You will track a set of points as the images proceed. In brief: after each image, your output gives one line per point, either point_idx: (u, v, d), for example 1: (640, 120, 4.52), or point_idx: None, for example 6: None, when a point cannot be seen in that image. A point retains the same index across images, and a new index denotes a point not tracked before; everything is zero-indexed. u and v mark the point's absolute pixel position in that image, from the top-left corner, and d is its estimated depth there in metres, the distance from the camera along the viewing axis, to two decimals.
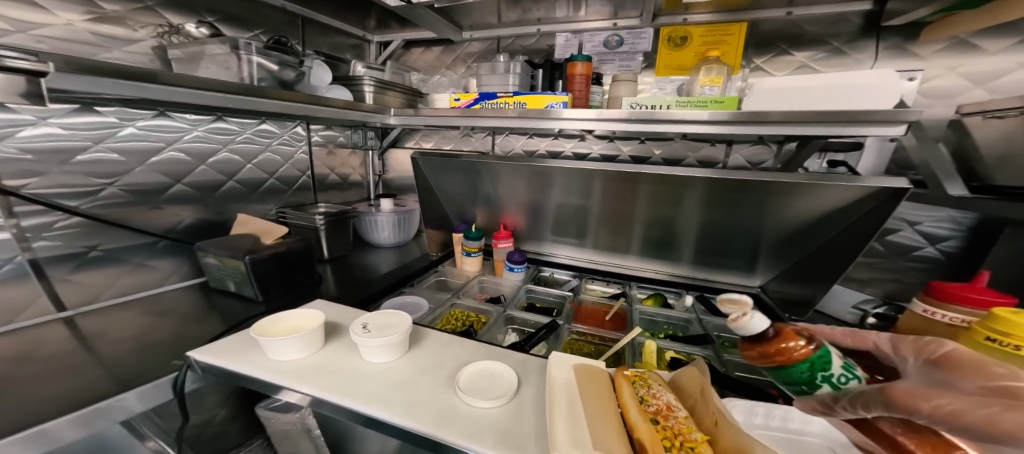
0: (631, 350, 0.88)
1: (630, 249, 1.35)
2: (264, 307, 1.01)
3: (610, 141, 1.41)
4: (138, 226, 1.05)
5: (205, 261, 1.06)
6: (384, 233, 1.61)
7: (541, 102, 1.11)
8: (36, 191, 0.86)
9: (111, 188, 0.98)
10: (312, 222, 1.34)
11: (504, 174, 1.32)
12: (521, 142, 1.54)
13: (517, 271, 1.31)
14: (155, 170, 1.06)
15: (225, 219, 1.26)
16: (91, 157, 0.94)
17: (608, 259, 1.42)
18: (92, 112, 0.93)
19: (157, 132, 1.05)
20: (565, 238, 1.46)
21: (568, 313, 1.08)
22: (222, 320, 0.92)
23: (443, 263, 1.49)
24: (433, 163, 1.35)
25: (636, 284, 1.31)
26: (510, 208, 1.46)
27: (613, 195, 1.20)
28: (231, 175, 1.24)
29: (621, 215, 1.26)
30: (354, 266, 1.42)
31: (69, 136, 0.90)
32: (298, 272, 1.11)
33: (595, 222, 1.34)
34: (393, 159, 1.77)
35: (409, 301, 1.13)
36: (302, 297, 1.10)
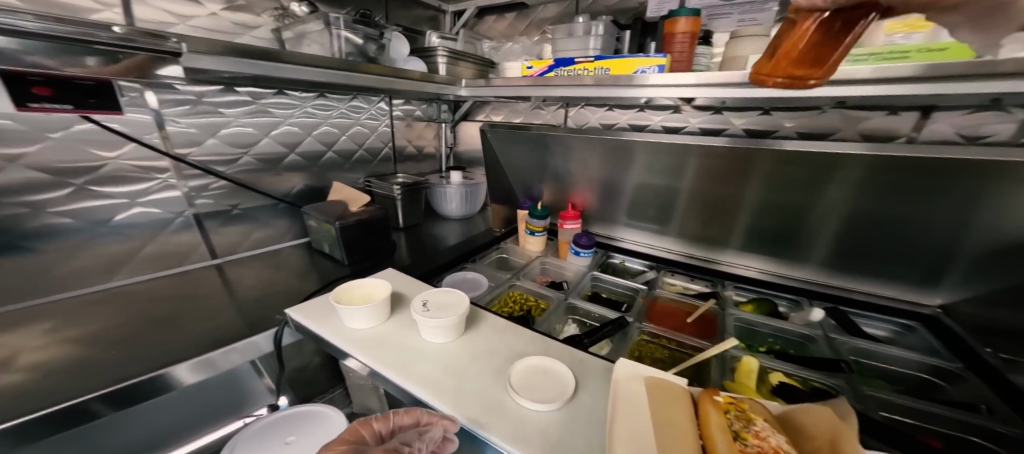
0: (720, 365, 0.76)
1: (730, 242, 1.15)
2: (347, 270, 1.11)
3: (716, 113, 1.17)
4: (263, 189, 1.23)
5: (309, 222, 1.19)
6: (452, 205, 1.65)
7: (628, 67, 0.94)
8: (198, 158, 1.06)
9: (246, 156, 1.15)
10: (389, 192, 1.41)
11: (579, 148, 1.21)
12: (598, 115, 1.38)
13: (582, 256, 1.22)
14: (276, 141, 1.20)
15: (323, 186, 1.38)
16: (231, 131, 1.10)
17: (698, 250, 1.23)
18: (231, 91, 1.07)
19: (276, 108, 1.18)
20: (643, 223, 1.31)
21: (640, 310, 0.97)
22: (316, 277, 1.05)
23: (506, 240, 1.46)
24: (503, 136, 1.30)
25: (734, 284, 1.12)
26: (581, 187, 1.35)
27: (716, 176, 1.01)
28: (329, 146, 1.35)
29: (723, 200, 1.06)
30: (424, 236, 1.48)
31: (219, 112, 1.07)
32: (376, 240, 1.19)
33: (686, 208, 1.16)
34: (464, 132, 1.76)
35: (469, 277, 1.13)
36: (376, 263, 1.17)
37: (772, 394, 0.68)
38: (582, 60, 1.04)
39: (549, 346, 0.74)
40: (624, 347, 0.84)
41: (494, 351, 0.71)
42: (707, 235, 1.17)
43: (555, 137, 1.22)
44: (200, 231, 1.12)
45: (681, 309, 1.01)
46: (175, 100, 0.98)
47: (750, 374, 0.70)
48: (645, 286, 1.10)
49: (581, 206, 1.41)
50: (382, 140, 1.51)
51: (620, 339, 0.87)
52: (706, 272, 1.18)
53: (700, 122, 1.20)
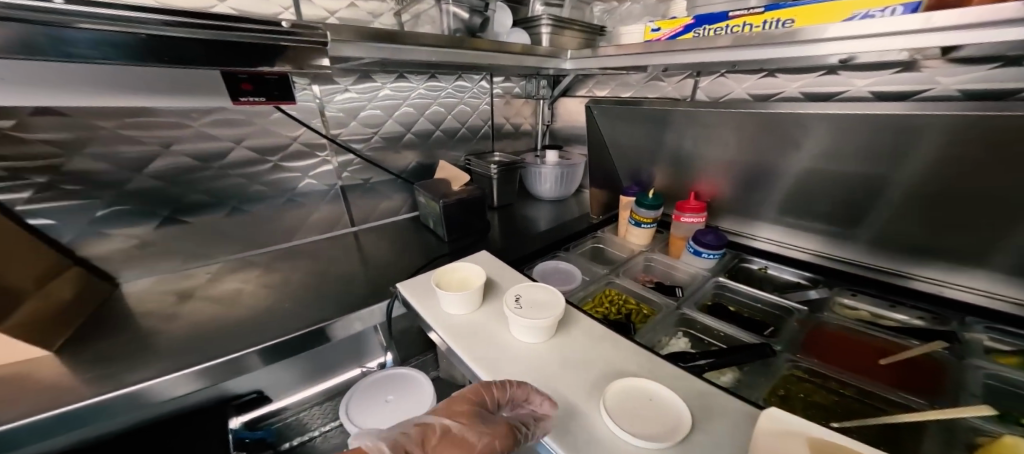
0: (941, 441, 0.53)
1: (976, 257, 0.80)
2: (446, 247, 1.15)
3: (1004, 66, 0.74)
4: (387, 166, 1.32)
5: (418, 199, 1.26)
6: (546, 186, 1.57)
7: (839, 13, 0.65)
8: (345, 137, 1.19)
9: (376, 136, 1.25)
10: (486, 171, 1.41)
11: (718, 126, 0.97)
12: (748, 84, 1.07)
13: (705, 257, 1.01)
14: (398, 122, 1.28)
15: (433, 163, 1.43)
16: (366, 113, 1.21)
17: (905, 266, 0.91)
18: (367, 78, 1.16)
19: (398, 91, 1.25)
20: (807, 221, 1.02)
21: (787, 338, 0.75)
22: (423, 252, 1.12)
23: (603, 229, 1.32)
24: (612, 113, 1.14)
25: (979, 323, 0.79)
26: (708, 173, 1.11)
27: (957, 163, 0.69)
28: (438, 125, 1.38)
29: (964, 197, 0.73)
30: (517, 217, 1.46)
31: (359, 98, 1.17)
32: (472, 219, 1.21)
33: (887, 205, 0.85)
34: (563, 109, 1.63)
35: (563, 268, 1.05)
36: (471, 241, 1.19)
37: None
38: (742, 14, 0.77)
39: (666, 368, 0.62)
40: (767, 385, 0.65)
41: (599, 365, 0.63)
42: (930, 247, 0.84)
43: (677, 113, 1.02)
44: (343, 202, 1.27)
45: (861, 345, 0.74)
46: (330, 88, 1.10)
47: None
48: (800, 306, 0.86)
49: (706, 196, 1.18)
50: (482, 119, 1.50)
51: (766, 372, 0.69)
52: (921, 298, 0.87)
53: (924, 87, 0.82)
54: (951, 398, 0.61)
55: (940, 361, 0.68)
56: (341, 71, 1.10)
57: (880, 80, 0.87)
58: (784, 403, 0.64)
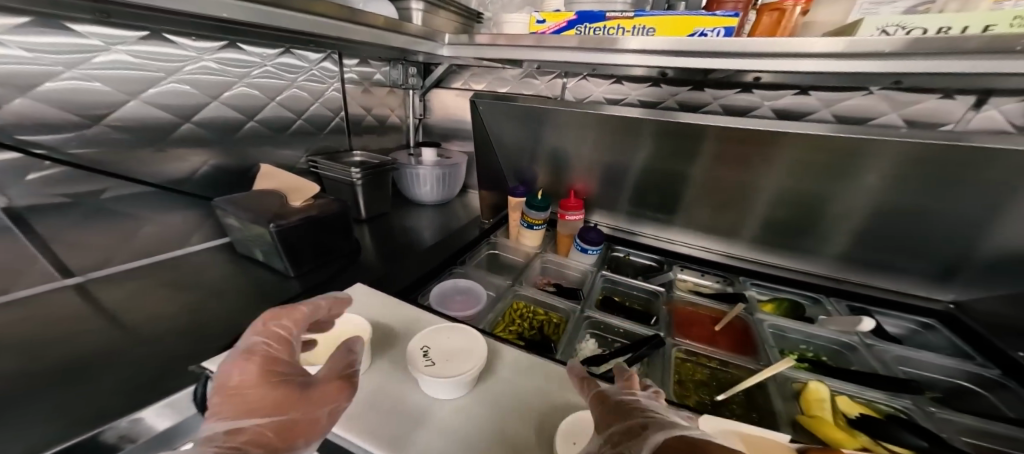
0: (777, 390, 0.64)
1: (741, 233, 1.06)
2: (293, 284, 0.82)
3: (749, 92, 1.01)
4: (143, 174, 0.81)
5: (226, 222, 0.84)
6: (426, 189, 1.39)
7: (686, 29, 0.73)
8: (1, 126, 0.62)
9: (98, 126, 0.72)
10: (346, 175, 1.09)
11: (585, 128, 1.02)
12: (603, 88, 1.18)
13: (592, 253, 1.06)
14: (158, 106, 0.79)
15: (247, 167, 1.00)
16: (68, 87, 0.67)
17: (704, 242, 1.14)
18: (62, 27, 0.64)
19: (151, 59, 0.75)
20: (645, 211, 1.18)
21: (667, 321, 0.83)
22: (257, 296, 0.76)
23: (494, 233, 1.24)
24: (491, 109, 1.06)
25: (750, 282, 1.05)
26: (579, 171, 1.17)
27: (730, 161, 0.89)
28: (252, 114, 0.95)
29: (732, 186, 0.95)
30: (393, 230, 1.21)
31: (34, 59, 0.63)
32: (325, 240, 0.87)
33: (691, 195, 1.05)
34: (437, 102, 1.47)
35: (464, 286, 0.92)
36: (332, 272, 0.89)
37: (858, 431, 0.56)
38: (616, 16, 0.80)
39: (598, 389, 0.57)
40: (670, 370, 0.68)
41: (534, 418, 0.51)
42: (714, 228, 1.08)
43: (555, 112, 1.00)
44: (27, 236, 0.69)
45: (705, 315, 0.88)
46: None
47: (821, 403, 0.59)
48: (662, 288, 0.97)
49: (582, 193, 1.24)
50: (331, 108, 1.15)
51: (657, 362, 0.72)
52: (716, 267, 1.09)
53: (722, 99, 1.04)
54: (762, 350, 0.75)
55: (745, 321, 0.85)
56: None
57: (694, 96, 1.07)
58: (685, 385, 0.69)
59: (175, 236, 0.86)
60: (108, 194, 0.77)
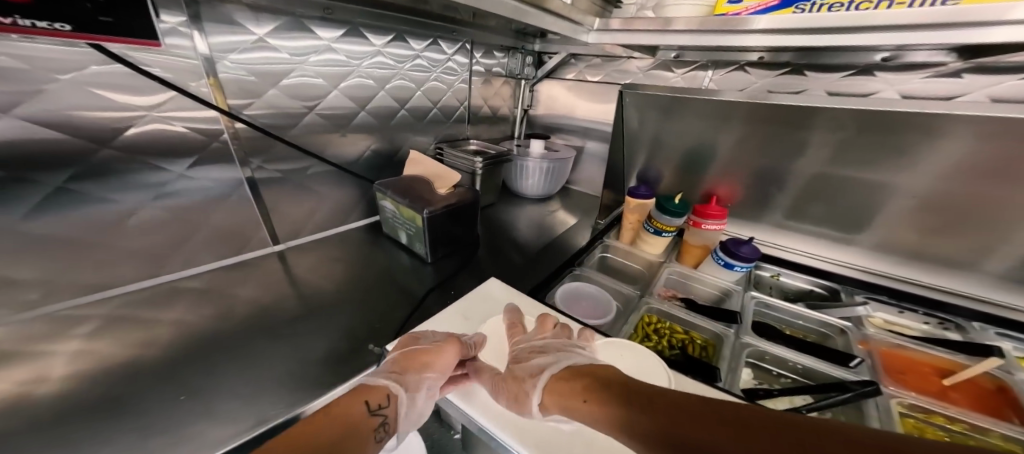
0: None
1: (977, 263, 0.83)
2: (430, 269, 0.90)
3: None
4: (328, 155, 0.89)
5: (382, 204, 0.91)
6: (531, 182, 1.36)
7: None
8: (254, 113, 0.73)
9: (312, 114, 0.82)
10: (467, 167, 1.11)
11: (748, 123, 0.90)
12: (771, 79, 0.99)
13: (737, 270, 0.93)
14: (347, 96, 0.86)
15: (397, 153, 1.06)
16: (297, 81, 0.77)
17: (907, 271, 0.93)
18: (300, 27, 0.73)
19: (350, 53, 0.83)
20: (810, 225, 1.00)
21: (875, 366, 0.71)
22: (414, 279, 0.85)
23: (607, 235, 1.18)
24: (631, 103, 1.02)
25: (991, 330, 0.82)
26: (729, 173, 1.04)
27: (1001, 171, 0.69)
28: (404, 103, 1.00)
29: (989, 203, 0.74)
30: (500, 222, 1.24)
31: (285, 58, 0.73)
32: (455, 232, 0.93)
33: (908, 211, 0.84)
34: (546, 94, 1.42)
35: (589, 292, 0.88)
36: (459, 261, 0.95)
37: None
38: None
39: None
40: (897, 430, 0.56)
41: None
42: (928, 252, 0.87)
43: (723, 106, 0.90)
44: (256, 209, 0.82)
45: (924, 363, 0.73)
46: (227, 42, 0.65)
47: None
48: (851, 324, 0.84)
49: (724, 198, 1.09)
50: (458, 98, 1.17)
51: (865, 414, 0.61)
52: (931, 305, 0.88)
53: (990, 88, 0.77)
54: None
55: (997, 379, 0.69)
56: (248, 10, 0.66)
57: (930, 84, 0.82)
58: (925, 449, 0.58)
59: (341, 213, 0.99)
60: (311, 172, 0.88)
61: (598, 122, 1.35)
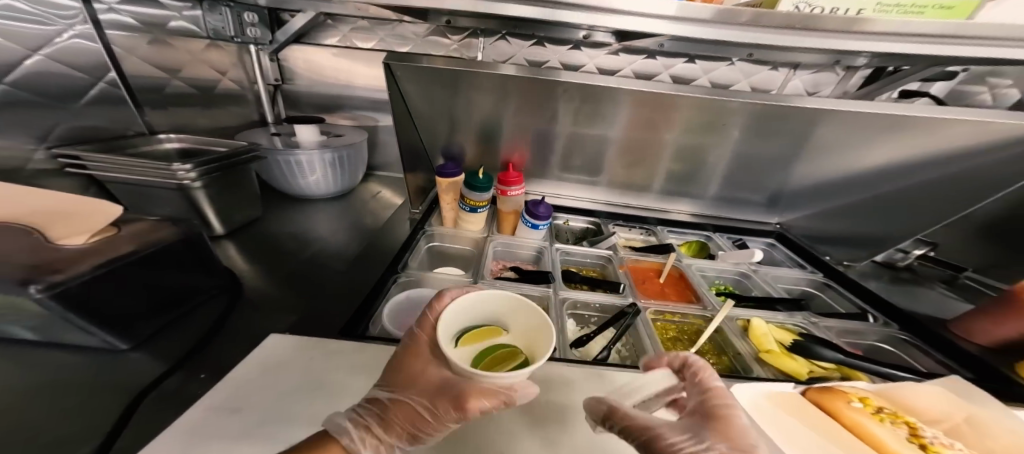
0: (731, 329, 0.77)
1: (652, 186, 1.23)
2: (139, 356, 0.52)
3: (647, 57, 1.09)
4: None
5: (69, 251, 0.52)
6: (314, 177, 1.05)
7: None
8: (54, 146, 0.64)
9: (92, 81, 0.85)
10: (164, 174, 0.67)
11: (508, 91, 0.96)
12: (523, 50, 1.13)
13: (541, 228, 1.05)
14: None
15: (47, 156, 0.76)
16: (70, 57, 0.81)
17: (636, 200, 1.29)
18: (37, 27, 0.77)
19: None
20: (576, 175, 1.25)
21: (631, 285, 0.93)
22: (89, 391, 0.46)
23: (428, 222, 1.07)
24: (409, 78, 0.90)
25: (665, 229, 1.22)
26: (512, 141, 1.12)
27: (644, 123, 1.03)
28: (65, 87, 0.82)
29: (648, 145, 1.10)
30: (280, 240, 0.89)
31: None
32: (145, 294, 0.54)
33: (614, 155, 1.15)
34: (304, 65, 1.11)
35: (422, 296, 0.75)
36: (201, 321, 0.60)
37: (792, 353, 0.70)
38: None
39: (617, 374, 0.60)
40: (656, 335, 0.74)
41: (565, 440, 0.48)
42: (630, 181, 1.23)
43: (479, 72, 0.89)
44: None
45: (651, 269, 1.01)
46: None
47: (764, 337, 0.73)
48: (612, 250, 1.05)
49: (517, 164, 1.20)
50: (159, 67, 0.94)
51: (637, 330, 0.78)
52: (630, 220, 1.24)
53: (633, 64, 1.11)
54: (701, 297, 0.89)
55: (678, 269, 1.00)
56: None
57: (609, 60, 1.12)
58: (668, 342, 0.79)
59: None
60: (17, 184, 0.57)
61: (383, 96, 1.18)
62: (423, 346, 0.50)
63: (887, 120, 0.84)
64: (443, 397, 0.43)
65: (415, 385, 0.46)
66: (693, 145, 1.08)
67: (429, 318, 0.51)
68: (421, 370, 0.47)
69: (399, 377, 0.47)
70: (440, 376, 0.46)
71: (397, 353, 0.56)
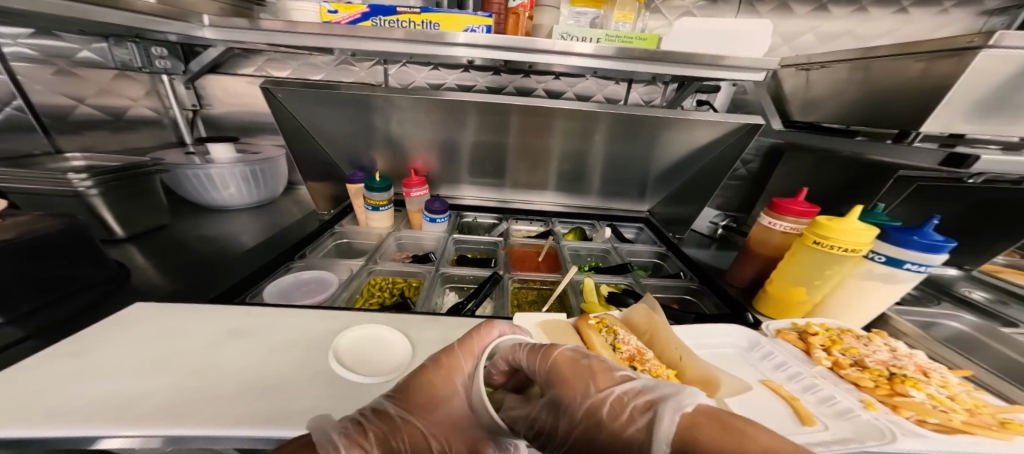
0: (572, 289, 0.95)
1: (548, 185, 1.40)
2: (10, 329, 0.62)
3: (523, 76, 1.31)
4: None
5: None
6: (229, 190, 1.16)
7: (458, 25, 0.91)
8: None
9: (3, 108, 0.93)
10: (61, 184, 0.79)
11: (407, 112, 1.09)
12: (423, 75, 1.29)
13: (440, 221, 1.19)
14: None
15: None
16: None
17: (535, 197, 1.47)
18: None
19: None
20: (483, 180, 1.39)
21: (505, 263, 1.08)
22: None
23: (338, 223, 1.20)
24: (303, 99, 1.00)
25: (558, 220, 1.40)
26: (418, 150, 1.24)
27: (529, 130, 1.16)
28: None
29: (537, 150, 1.24)
30: (188, 242, 1.00)
31: None
32: (29, 277, 0.65)
33: (512, 159, 1.29)
34: (220, 92, 1.25)
35: (307, 277, 0.88)
36: (83, 303, 0.71)
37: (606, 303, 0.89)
38: (406, 10, 0.90)
39: (450, 321, 0.75)
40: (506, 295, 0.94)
41: (354, 361, 0.63)
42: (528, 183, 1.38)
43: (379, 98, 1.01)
44: None
45: (533, 252, 1.18)
46: None
47: (590, 291, 0.92)
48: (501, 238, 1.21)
49: (423, 171, 1.33)
50: (69, 96, 1.03)
51: (497, 296, 0.94)
52: (530, 215, 1.40)
53: (514, 82, 1.32)
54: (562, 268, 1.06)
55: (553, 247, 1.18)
56: None
57: (495, 79, 1.32)
58: (524, 303, 0.98)
59: None
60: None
61: None
62: (461, 374, 0.54)
63: (703, 124, 1.03)
64: (456, 434, 0.50)
65: (437, 411, 0.50)
66: (575, 149, 1.24)
67: (474, 347, 0.56)
68: (450, 396, 0.51)
69: (424, 397, 0.51)
70: (456, 409, 0.52)
71: (252, 313, 0.71)
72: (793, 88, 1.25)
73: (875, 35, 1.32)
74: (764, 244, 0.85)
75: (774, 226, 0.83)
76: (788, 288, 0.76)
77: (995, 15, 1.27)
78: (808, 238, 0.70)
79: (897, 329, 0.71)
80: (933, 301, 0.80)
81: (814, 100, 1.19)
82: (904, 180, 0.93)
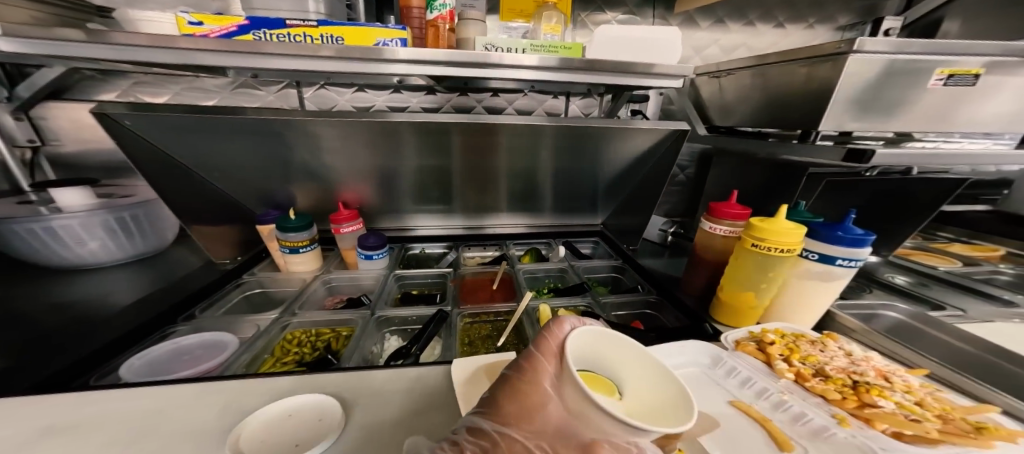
0: (528, 319, 0.87)
1: (499, 206, 1.33)
2: None
3: (461, 94, 1.24)
4: None
5: None
6: (89, 243, 0.91)
7: (369, 38, 0.81)
8: None
9: None
10: None
11: (328, 139, 0.95)
12: (347, 97, 1.16)
13: (377, 258, 1.05)
14: None
15: None
16: None
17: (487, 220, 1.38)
18: None
19: None
20: (426, 207, 1.27)
21: (456, 296, 0.96)
22: None
23: (247, 270, 1.00)
24: (168, 126, 0.81)
25: (512, 242, 1.33)
26: (346, 180, 1.10)
27: (470, 149, 1.08)
28: None
29: (482, 170, 1.17)
30: (16, 316, 0.74)
31: None
32: None
33: (457, 183, 1.20)
34: (70, 122, 1.00)
35: (197, 343, 0.69)
36: None
37: None
38: (297, 23, 0.78)
39: (381, 375, 0.61)
40: (455, 333, 0.82)
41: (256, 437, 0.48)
42: (480, 205, 1.30)
43: (287, 123, 0.87)
44: None
45: (485, 279, 1.08)
46: None
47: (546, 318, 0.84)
48: (450, 268, 1.10)
49: (355, 202, 1.18)
50: None
51: (445, 336, 0.81)
52: (481, 240, 1.31)
53: (451, 101, 1.25)
54: (518, 296, 0.98)
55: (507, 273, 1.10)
56: None
57: (431, 99, 1.23)
58: (477, 341, 0.85)
59: None
60: None
61: None
62: (547, 375, 0.46)
63: (636, 132, 1.03)
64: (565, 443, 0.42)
65: (535, 420, 0.44)
66: (524, 167, 1.18)
67: (553, 344, 0.49)
68: (543, 403, 0.44)
69: (518, 407, 0.45)
70: (550, 420, 0.44)
71: (96, 398, 0.52)
72: (713, 96, 1.33)
73: (768, 46, 1.47)
74: (708, 249, 0.85)
75: (714, 231, 0.83)
76: (735, 293, 0.75)
77: (848, 29, 1.48)
78: (746, 241, 0.70)
79: (844, 327, 0.75)
80: (866, 291, 0.87)
81: (732, 105, 1.26)
82: (814, 177, 1.01)
